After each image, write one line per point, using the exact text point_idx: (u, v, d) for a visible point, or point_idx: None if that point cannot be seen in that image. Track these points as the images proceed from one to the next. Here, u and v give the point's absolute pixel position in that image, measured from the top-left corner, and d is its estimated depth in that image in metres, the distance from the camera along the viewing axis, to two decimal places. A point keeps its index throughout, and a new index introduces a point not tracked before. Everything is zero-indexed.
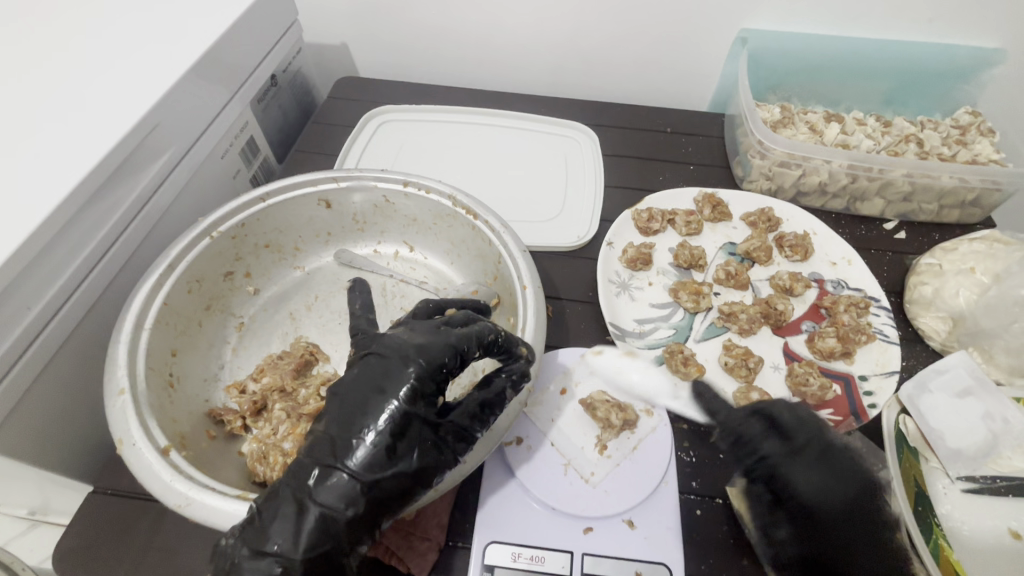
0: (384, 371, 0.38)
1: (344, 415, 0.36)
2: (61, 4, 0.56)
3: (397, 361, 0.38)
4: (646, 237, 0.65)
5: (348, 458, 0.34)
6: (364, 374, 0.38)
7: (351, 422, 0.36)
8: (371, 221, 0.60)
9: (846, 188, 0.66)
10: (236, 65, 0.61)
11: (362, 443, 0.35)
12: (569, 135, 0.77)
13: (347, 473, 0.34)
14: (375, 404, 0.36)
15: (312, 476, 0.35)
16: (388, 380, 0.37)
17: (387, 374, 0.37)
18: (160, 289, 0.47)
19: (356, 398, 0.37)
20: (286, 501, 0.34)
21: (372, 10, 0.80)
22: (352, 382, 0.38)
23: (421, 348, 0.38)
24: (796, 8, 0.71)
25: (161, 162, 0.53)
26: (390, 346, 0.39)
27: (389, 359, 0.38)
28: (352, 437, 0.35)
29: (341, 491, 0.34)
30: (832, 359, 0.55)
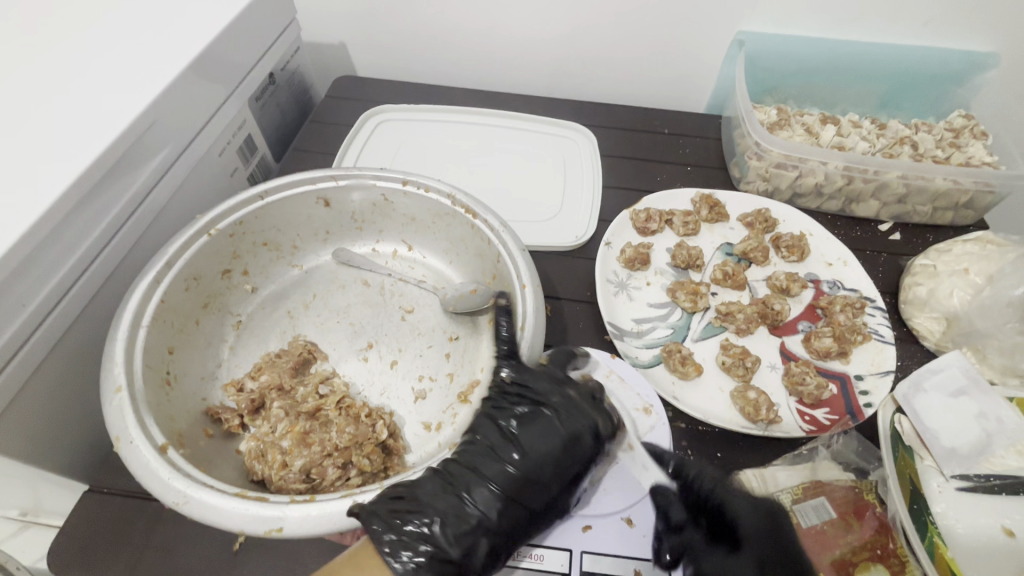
0: (556, 418, 0.42)
1: (506, 448, 0.41)
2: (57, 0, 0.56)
3: (579, 421, 0.42)
4: (644, 237, 0.65)
5: (490, 487, 0.39)
6: (541, 420, 0.42)
7: (508, 455, 0.40)
8: (369, 219, 0.60)
9: (841, 190, 0.67)
10: (235, 62, 0.61)
11: (514, 473, 0.40)
12: (567, 136, 0.77)
13: (496, 497, 0.39)
14: (537, 447, 0.41)
15: (463, 494, 0.38)
16: (555, 430, 0.41)
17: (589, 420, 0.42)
18: (158, 286, 0.46)
19: (518, 435, 0.41)
20: (472, 527, 0.37)
21: (371, 10, 0.80)
22: (523, 423, 0.42)
23: (594, 413, 0.43)
24: (793, 10, 0.72)
25: (158, 159, 0.52)
26: (565, 401, 0.43)
27: (573, 412, 0.42)
28: (502, 471, 0.40)
29: (490, 512, 0.38)
30: (828, 359, 0.55)
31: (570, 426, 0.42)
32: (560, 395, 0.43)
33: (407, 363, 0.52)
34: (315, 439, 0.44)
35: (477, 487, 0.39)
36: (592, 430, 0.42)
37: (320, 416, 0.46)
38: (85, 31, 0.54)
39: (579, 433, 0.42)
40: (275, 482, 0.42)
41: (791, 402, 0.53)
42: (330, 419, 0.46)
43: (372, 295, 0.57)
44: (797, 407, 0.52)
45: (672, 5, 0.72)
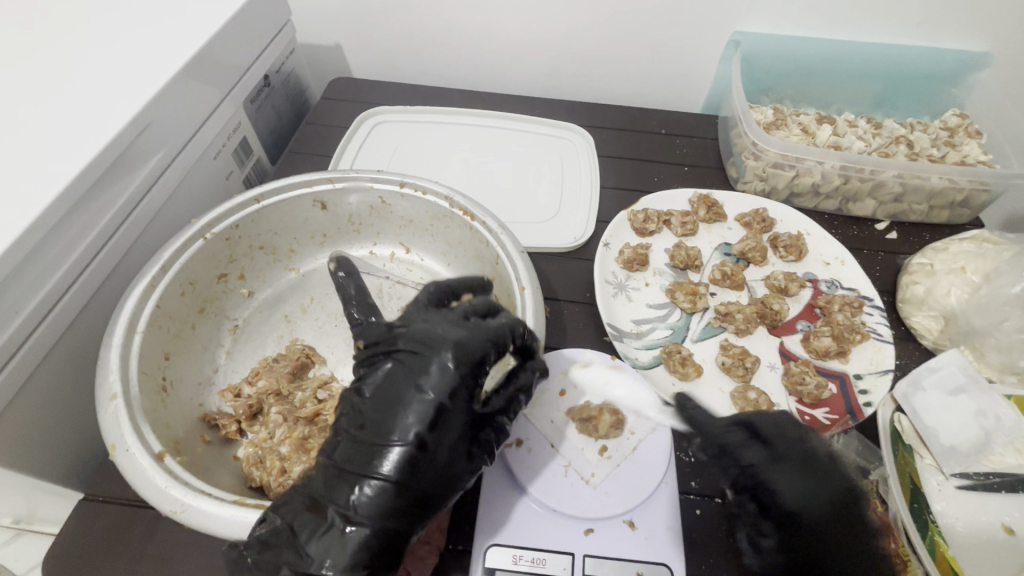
0: (415, 367, 0.37)
1: (374, 420, 0.36)
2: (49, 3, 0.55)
3: (434, 358, 0.37)
4: (642, 238, 0.65)
5: (382, 465, 0.34)
6: (395, 373, 0.37)
7: (385, 425, 0.36)
8: (367, 222, 0.60)
9: (838, 189, 0.67)
10: (229, 64, 0.61)
11: (398, 454, 0.34)
12: (564, 137, 0.77)
13: (380, 485, 0.34)
14: (410, 404, 0.36)
15: (346, 488, 0.34)
16: (420, 378, 0.36)
17: (412, 374, 0.37)
18: (153, 291, 0.46)
19: (388, 399, 0.36)
20: (333, 511, 0.34)
21: (366, 11, 0.79)
22: (382, 384, 0.37)
23: (455, 346, 0.37)
24: (788, 10, 0.72)
25: (152, 162, 0.52)
26: (423, 340, 0.38)
27: (422, 355, 0.37)
28: (388, 441, 0.35)
29: (392, 479, 0.34)
30: (827, 359, 0.55)
31: (436, 365, 0.37)
32: (404, 342, 0.39)
33: None
34: (314, 444, 0.43)
35: (365, 471, 0.35)
36: (449, 359, 0.37)
37: (319, 421, 0.46)
38: (80, 33, 0.53)
39: (444, 368, 0.36)
40: (273, 489, 0.41)
41: (791, 402, 0.53)
42: (329, 424, 0.45)
43: None
44: (797, 406, 0.52)
45: (667, 6, 0.72)
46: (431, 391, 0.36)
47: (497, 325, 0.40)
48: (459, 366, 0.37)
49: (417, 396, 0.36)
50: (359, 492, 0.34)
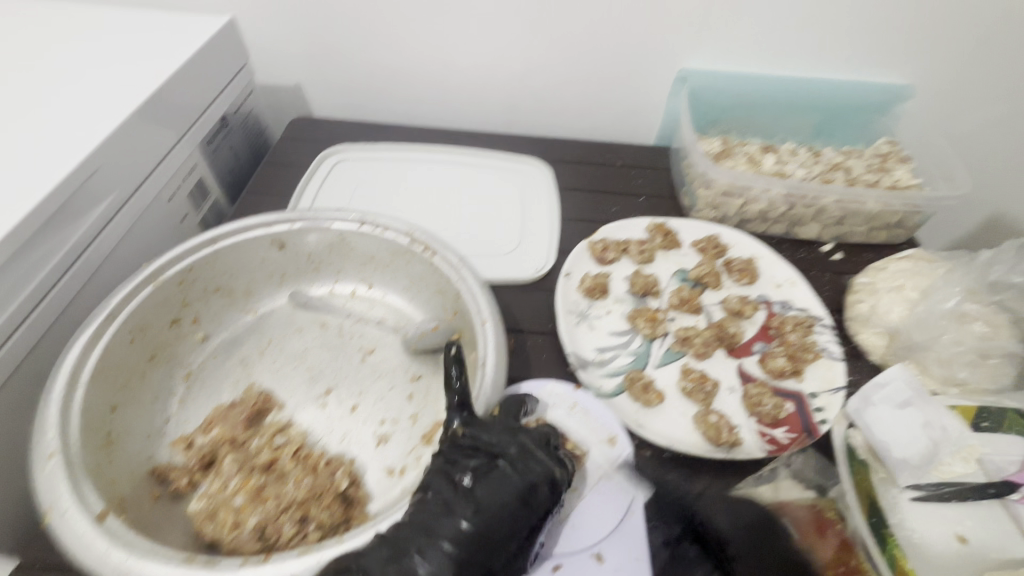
0: (507, 472, 0.39)
1: (457, 500, 0.38)
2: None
3: (530, 478, 0.40)
4: (602, 266, 0.67)
5: (451, 539, 0.36)
6: (488, 462, 0.40)
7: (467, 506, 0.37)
8: (327, 260, 0.59)
9: (784, 214, 0.70)
10: (186, 105, 0.61)
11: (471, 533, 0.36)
12: (524, 170, 0.79)
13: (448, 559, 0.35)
14: (498, 511, 0.37)
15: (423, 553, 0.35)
16: (511, 484, 0.39)
17: (503, 471, 0.39)
18: (98, 341, 0.44)
19: (477, 482, 0.39)
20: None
21: (326, 53, 0.81)
22: (475, 465, 0.40)
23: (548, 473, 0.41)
24: (728, 49, 0.77)
25: (101, 208, 0.51)
26: (523, 455, 0.41)
27: (519, 458, 0.41)
28: (464, 522, 0.36)
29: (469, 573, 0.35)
30: (783, 379, 0.57)
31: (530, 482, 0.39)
32: (505, 453, 0.41)
33: (368, 408, 0.50)
34: (269, 494, 0.42)
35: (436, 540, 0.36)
36: (540, 481, 0.40)
37: (276, 468, 0.44)
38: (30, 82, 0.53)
39: (535, 488, 0.39)
40: (226, 545, 0.40)
41: (751, 423, 0.54)
42: (287, 472, 0.44)
43: (329, 337, 0.56)
44: (757, 427, 0.53)
45: (616, 44, 0.76)
46: (517, 501, 0.38)
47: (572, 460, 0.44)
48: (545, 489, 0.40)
49: (504, 490, 0.39)
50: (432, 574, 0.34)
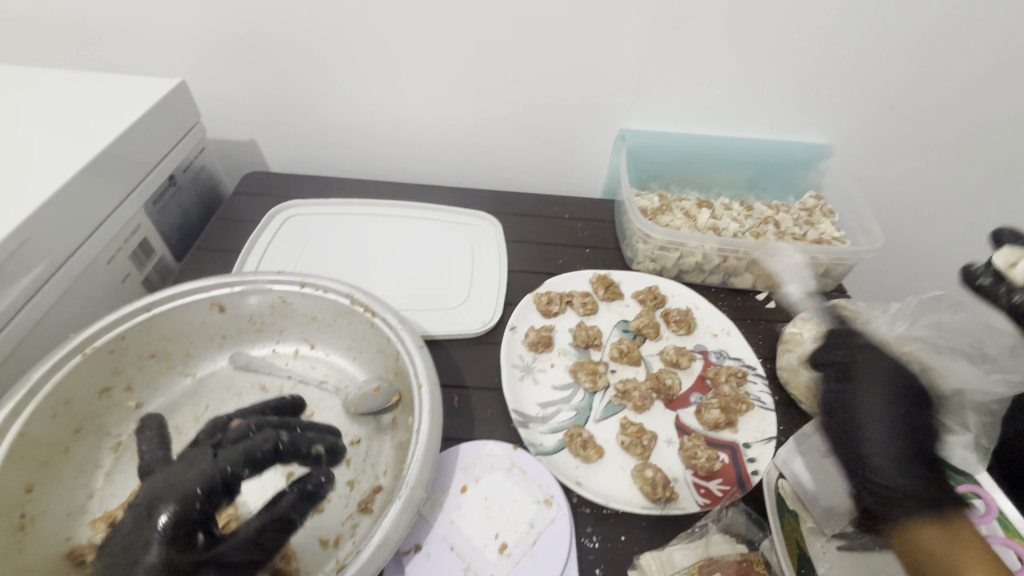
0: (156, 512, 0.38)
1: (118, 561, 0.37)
2: None
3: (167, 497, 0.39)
4: (548, 319, 0.69)
5: None
6: (134, 517, 0.38)
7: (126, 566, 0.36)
8: (269, 321, 0.59)
9: (719, 266, 0.74)
10: (128, 169, 0.62)
11: None
12: (473, 224, 0.82)
13: None
14: (140, 545, 0.37)
15: None
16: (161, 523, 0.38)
17: (146, 516, 0.38)
18: (17, 418, 0.43)
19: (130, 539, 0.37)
20: None
21: (279, 111, 0.83)
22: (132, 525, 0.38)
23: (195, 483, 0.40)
24: (663, 111, 0.82)
25: (29, 278, 0.50)
26: (174, 475, 0.41)
27: (162, 495, 0.39)
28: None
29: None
30: (719, 430, 0.59)
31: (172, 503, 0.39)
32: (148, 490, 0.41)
33: (303, 475, 0.50)
34: None
35: None
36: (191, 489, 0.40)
37: None
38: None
39: (183, 498, 0.39)
40: None
41: (688, 476, 0.55)
42: None
43: (269, 400, 0.56)
44: (693, 480, 0.54)
45: (557, 106, 0.81)
46: (164, 528, 0.37)
47: (235, 451, 0.43)
48: (199, 493, 0.40)
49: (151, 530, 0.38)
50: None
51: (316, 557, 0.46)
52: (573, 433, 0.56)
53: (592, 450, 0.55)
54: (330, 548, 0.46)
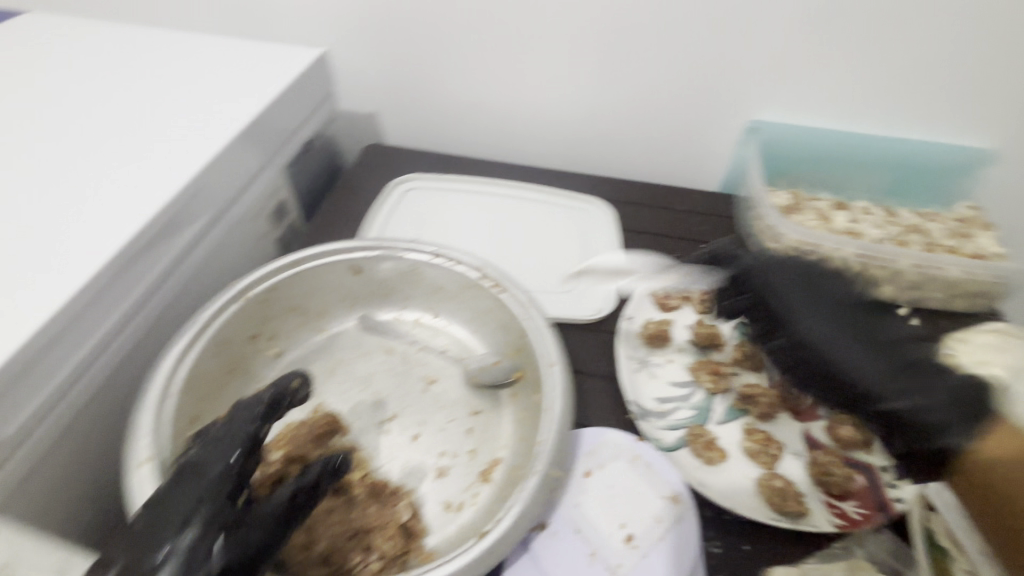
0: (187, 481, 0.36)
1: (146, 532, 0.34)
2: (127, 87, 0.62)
3: (188, 491, 0.36)
4: (665, 312, 0.66)
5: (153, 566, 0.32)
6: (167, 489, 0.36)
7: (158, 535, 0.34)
8: (397, 287, 0.61)
9: (857, 274, 0.68)
10: (276, 132, 0.65)
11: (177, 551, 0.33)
12: (586, 210, 0.80)
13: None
14: (176, 509, 0.35)
15: None
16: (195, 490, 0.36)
17: (181, 484, 0.36)
18: (190, 352, 0.47)
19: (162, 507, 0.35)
20: None
21: (404, 86, 0.85)
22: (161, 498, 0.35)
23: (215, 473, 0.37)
24: (803, 103, 0.76)
25: (198, 226, 0.55)
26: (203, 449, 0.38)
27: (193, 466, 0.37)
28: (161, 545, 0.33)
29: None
30: (854, 448, 0.54)
31: (196, 496, 0.35)
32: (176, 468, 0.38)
33: (428, 438, 0.52)
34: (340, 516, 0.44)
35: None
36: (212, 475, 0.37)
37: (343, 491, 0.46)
38: (150, 118, 0.58)
39: (224, 464, 0.37)
40: (291, 564, 0.41)
41: (818, 494, 0.51)
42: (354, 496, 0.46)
43: (395, 363, 0.58)
44: (825, 498, 0.51)
45: (685, 95, 0.78)
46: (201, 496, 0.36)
47: (243, 413, 0.41)
48: (235, 459, 0.38)
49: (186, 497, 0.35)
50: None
51: (439, 518, 0.47)
52: (694, 432, 0.55)
53: (717, 453, 0.53)
54: (451, 511, 0.47)
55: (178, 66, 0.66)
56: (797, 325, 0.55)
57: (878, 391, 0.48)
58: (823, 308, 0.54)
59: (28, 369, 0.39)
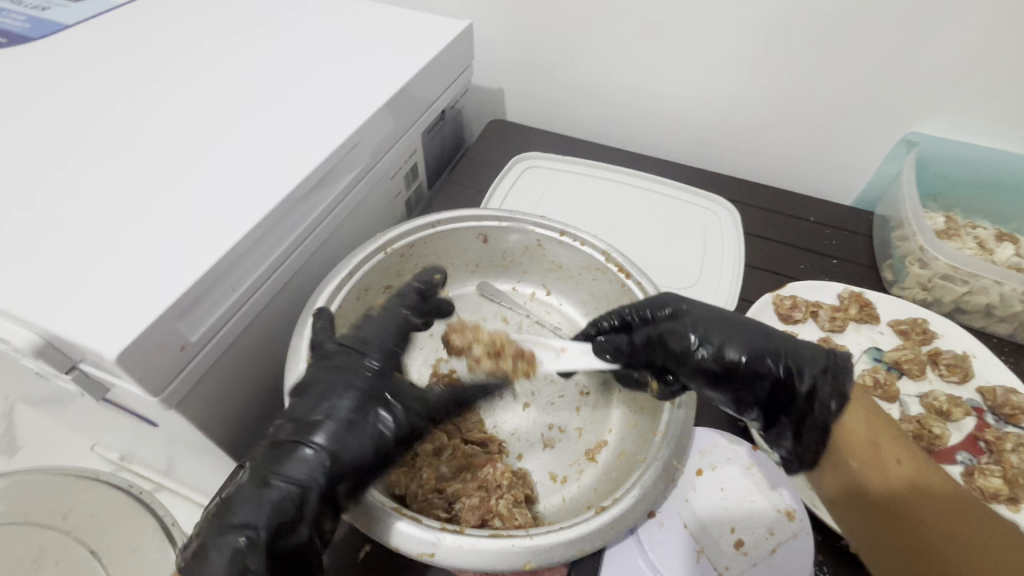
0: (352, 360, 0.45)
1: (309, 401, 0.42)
2: (295, 42, 0.67)
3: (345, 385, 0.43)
4: (786, 325, 0.63)
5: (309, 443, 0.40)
6: (340, 363, 0.44)
7: (317, 406, 0.42)
8: (518, 260, 0.63)
9: (1018, 314, 0.61)
10: (420, 98, 0.68)
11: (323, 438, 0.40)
12: (709, 208, 0.77)
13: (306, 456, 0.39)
14: (343, 386, 0.43)
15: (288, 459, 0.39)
16: (353, 373, 0.44)
17: (341, 370, 0.43)
18: (338, 293, 0.51)
19: (332, 379, 0.43)
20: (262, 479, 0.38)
21: (536, 64, 0.86)
22: (328, 371, 0.44)
23: (366, 363, 0.45)
24: (978, 118, 0.68)
25: (350, 177, 0.58)
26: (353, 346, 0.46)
27: (350, 354, 0.45)
28: (317, 426, 0.41)
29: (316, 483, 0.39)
30: (995, 502, 0.50)
31: (349, 397, 0.42)
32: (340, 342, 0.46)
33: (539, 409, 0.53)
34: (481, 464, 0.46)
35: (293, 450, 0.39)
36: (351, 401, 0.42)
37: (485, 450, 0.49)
38: (314, 71, 0.62)
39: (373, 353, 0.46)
40: (419, 502, 0.44)
41: None
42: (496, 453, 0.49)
43: (510, 333, 0.60)
44: None
45: (837, 99, 0.72)
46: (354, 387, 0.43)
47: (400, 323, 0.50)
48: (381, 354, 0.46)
49: (349, 385, 0.43)
50: (246, 523, 0.37)
51: (546, 487, 0.49)
52: None
53: None
54: (557, 483, 0.49)
55: (337, 24, 0.70)
56: (701, 322, 0.46)
57: (809, 370, 0.43)
58: (686, 301, 0.48)
59: (213, 285, 0.45)
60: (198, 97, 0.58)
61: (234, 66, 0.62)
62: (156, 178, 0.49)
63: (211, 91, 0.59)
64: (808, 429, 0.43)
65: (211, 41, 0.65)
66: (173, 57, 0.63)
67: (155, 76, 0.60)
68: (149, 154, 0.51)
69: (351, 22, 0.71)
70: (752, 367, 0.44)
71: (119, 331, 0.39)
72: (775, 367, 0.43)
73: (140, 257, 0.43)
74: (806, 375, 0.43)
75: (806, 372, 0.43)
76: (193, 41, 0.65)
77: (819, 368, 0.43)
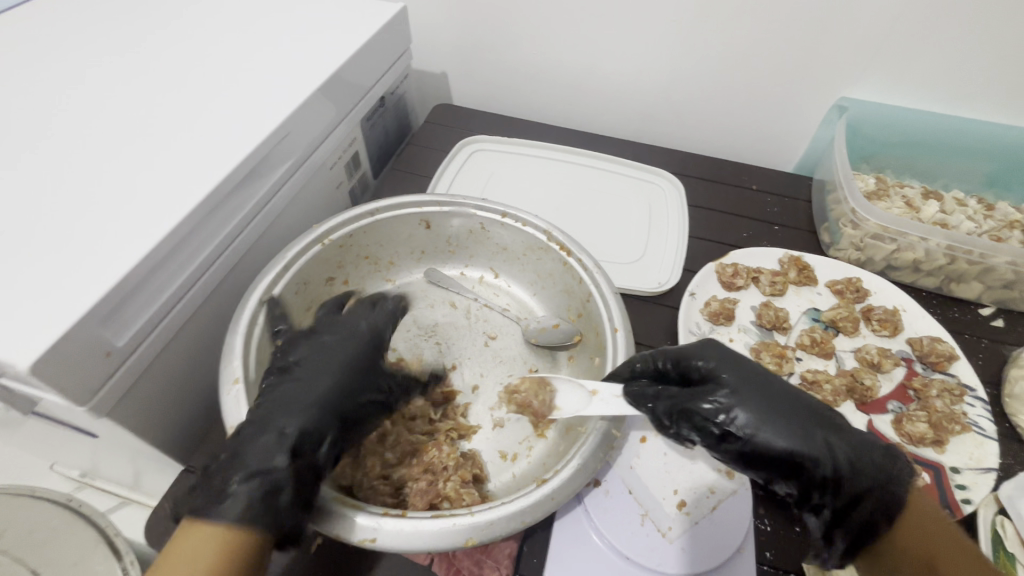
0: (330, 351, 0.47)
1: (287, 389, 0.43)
2: (218, 32, 0.64)
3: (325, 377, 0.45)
4: (729, 292, 0.65)
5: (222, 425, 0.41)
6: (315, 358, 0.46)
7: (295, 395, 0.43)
8: (463, 244, 0.63)
9: (942, 268, 0.64)
10: (356, 85, 0.66)
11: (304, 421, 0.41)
12: (654, 182, 0.78)
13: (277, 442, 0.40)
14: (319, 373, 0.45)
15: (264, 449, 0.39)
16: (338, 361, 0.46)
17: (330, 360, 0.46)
18: (274, 288, 0.50)
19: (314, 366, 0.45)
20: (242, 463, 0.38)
21: (477, 46, 0.85)
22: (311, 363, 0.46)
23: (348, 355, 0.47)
24: (902, 82, 0.71)
25: (282, 169, 0.57)
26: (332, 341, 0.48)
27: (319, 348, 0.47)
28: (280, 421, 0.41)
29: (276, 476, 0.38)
30: (921, 446, 0.52)
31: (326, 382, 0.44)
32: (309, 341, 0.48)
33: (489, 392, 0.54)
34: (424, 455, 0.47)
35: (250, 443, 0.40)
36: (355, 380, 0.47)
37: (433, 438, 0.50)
38: (240, 62, 0.60)
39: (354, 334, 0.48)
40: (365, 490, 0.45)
41: None
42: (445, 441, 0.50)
43: (458, 317, 0.61)
44: None
45: (772, 69, 0.74)
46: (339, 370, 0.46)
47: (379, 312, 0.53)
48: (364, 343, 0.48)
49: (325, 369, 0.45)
50: (270, 467, 0.38)
51: (495, 466, 0.50)
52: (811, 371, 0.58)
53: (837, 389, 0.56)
54: (507, 461, 0.50)
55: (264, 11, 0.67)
56: (743, 399, 0.41)
57: (856, 480, 0.40)
58: (730, 368, 0.44)
59: (139, 287, 0.43)
60: (113, 94, 0.55)
61: (154, 59, 0.59)
62: (69, 180, 0.46)
63: (125, 87, 0.55)
64: (842, 528, 0.41)
65: (126, 34, 0.62)
66: (83, 51, 0.59)
67: (64, 73, 0.56)
68: (60, 155, 0.48)
69: (279, 9, 0.68)
70: (788, 460, 0.40)
71: (32, 343, 0.37)
72: (816, 469, 0.40)
73: (55, 262, 0.41)
74: (853, 476, 0.40)
75: (856, 475, 0.40)
76: (104, 34, 0.62)
77: (865, 479, 0.40)
